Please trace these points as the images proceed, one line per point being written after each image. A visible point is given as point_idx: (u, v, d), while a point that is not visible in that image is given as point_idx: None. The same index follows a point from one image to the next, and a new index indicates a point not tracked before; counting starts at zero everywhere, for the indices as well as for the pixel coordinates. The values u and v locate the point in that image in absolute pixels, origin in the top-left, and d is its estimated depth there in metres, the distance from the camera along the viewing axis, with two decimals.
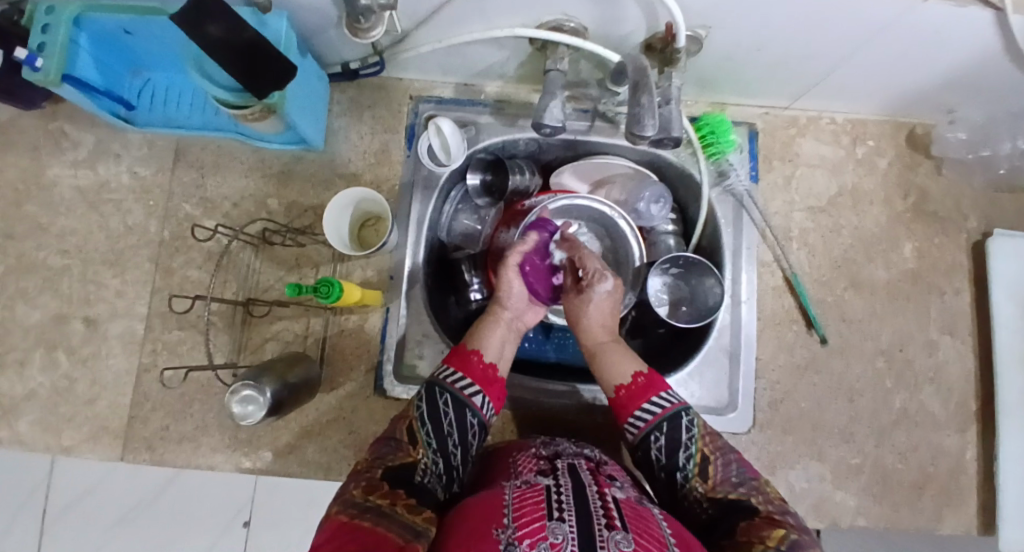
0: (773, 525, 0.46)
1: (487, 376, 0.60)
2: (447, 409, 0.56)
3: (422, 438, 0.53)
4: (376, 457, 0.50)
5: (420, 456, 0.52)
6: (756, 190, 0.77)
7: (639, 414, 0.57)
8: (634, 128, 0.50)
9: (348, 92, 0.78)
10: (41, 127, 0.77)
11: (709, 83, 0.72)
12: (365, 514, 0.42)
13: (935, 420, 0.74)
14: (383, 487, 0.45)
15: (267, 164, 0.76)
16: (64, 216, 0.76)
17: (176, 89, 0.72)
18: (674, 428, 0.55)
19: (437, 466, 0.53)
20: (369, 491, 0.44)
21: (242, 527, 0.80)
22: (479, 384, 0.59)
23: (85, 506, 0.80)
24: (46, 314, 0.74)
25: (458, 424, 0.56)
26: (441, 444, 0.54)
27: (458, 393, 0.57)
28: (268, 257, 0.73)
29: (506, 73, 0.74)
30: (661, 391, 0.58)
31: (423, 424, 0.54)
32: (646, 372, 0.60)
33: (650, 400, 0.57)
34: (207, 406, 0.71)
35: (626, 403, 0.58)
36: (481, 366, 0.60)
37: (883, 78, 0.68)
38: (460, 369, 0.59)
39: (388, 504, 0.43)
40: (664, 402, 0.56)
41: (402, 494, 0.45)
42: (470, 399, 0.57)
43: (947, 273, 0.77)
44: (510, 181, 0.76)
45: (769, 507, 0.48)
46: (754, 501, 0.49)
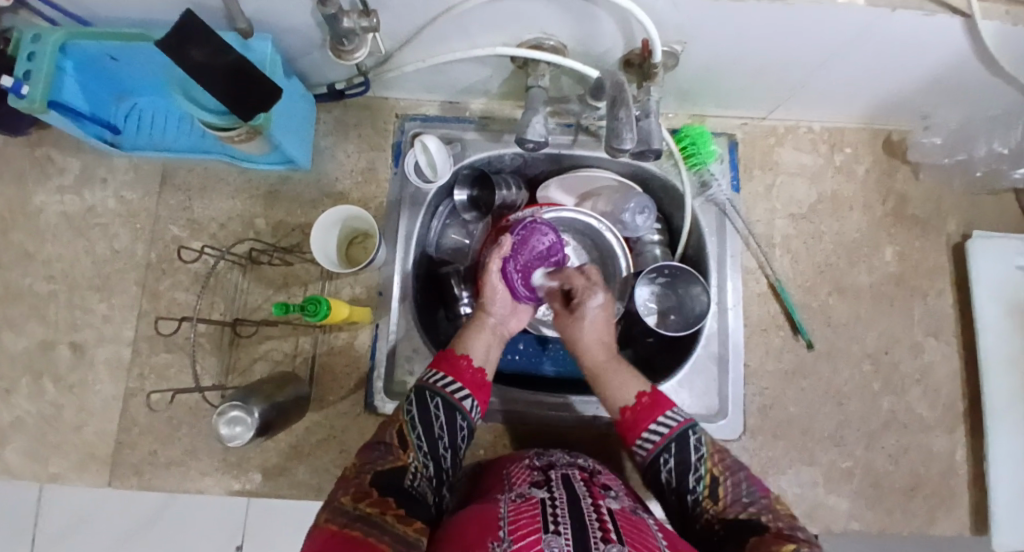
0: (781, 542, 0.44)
1: (477, 380, 0.61)
2: (438, 412, 0.56)
3: (413, 442, 0.53)
4: (365, 462, 0.50)
5: (410, 460, 0.52)
6: (738, 198, 0.78)
7: (649, 433, 0.57)
8: (613, 141, 0.51)
9: (334, 112, 0.79)
10: (28, 154, 0.77)
11: (689, 96, 0.74)
12: (357, 524, 0.41)
13: (924, 422, 0.75)
14: (373, 495, 0.45)
15: (254, 184, 0.76)
16: (51, 241, 0.76)
17: (163, 113, 0.73)
18: (682, 448, 0.55)
19: (427, 469, 0.53)
20: (358, 499, 0.44)
21: (235, 551, 0.78)
22: (469, 388, 0.60)
23: (73, 535, 0.78)
24: (32, 340, 0.73)
25: (449, 426, 0.56)
26: (432, 447, 0.54)
27: (448, 395, 0.58)
28: (256, 277, 0.73)
29: (490, 90, 0.75)
30: (667, 410, 0.58)
31: (414, 428, 0.54)
32: (650, 391, 0.60)
33: (658, 419, 0.57)
34: (195, 429, 0.70)
35: (633, 425, 0.58)
36: (471, 370, 0.61)
37: (858, 85, 0.69)
38: (449, 373, 0.60)
39: (379, 514, 0.43)
40: (671, 422, 0.57)
41: (393, 503, 0.45)
42: (460, 402, 0.58)
43: (928, 276, 0.79)
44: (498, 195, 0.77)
45: (778, 524, 0.47)
46: (763, 519, 0.48)
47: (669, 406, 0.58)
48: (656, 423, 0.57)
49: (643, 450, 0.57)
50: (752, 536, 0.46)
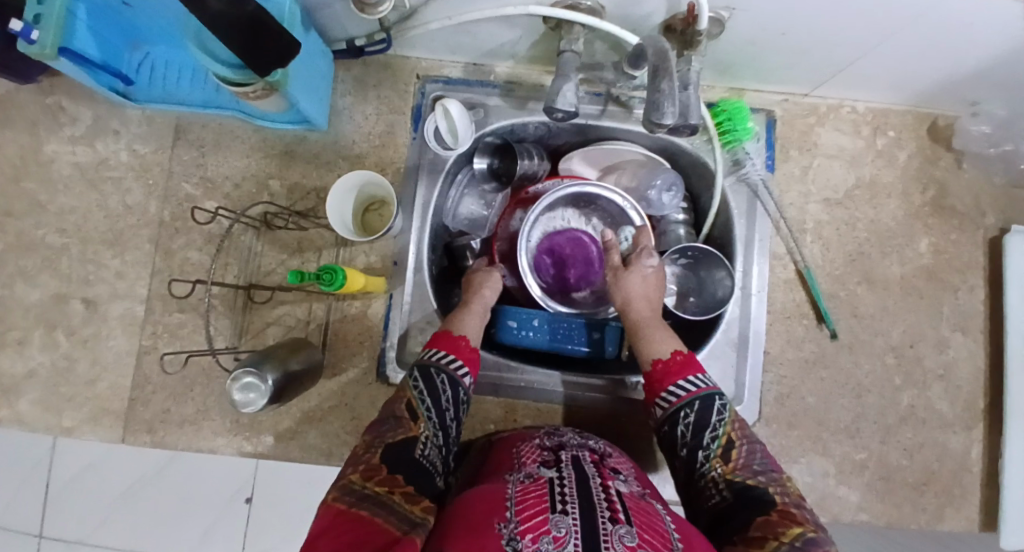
0: (790, 520, 0.45)
1: (472, 354, 0.61)
2: (445, 387, 0.56)
3: (423, 413, 0.53)
4: (376, 435, 0.50)
5: (422, 430, 0.52)
6: (771, 180, 0.75)
7: (673, 389, 0.56)
8: (653, 115, 0.48)
9: (353, 70, 0.76)
10: (38, 101, 0.75)
11: (728, 68, 0.70)
12: (362, 503, 0.40)
13: (943, 419, 0.73)
14: (381, 472, 0.45)
15: (269, 143, 0.74)
16: (63, 193, 0.74)
17: (177, 64, 0.70)
18: (705, 408, 0.54)
19: (437, 438, 0.53)
20: (367, 477, 0.44)
21: (243, 503, 0.80)
22: (468, 364, 0.60)
23: (85, 482, 0.79)
24: (45, 292, 0.73)
25: (454, 399, 0.57)
26: (440, 419, 0.55)
27: (452, 371, 0.58)
28: (271, 241, 0.71)
29: (518, 53, 0.71)
30: (696, 373, 0.57)
31: (423, 399, 0.54)
32: (685, 351, 0.59)
33: (686, 378, 0.57)
34: (208, 389, 0.70)
35: (661, 378, 0.58)
36: (469, 348, 0.61)
37: (910, 66, 0.65)
38: (450, 351, 0.59)
39: (386, 493, 0.42)
40: (693, 385, 0.56)
41: (401, 482, 0.44)
42: (462, 378, 0.58)
43: (961, 270, 0.76)
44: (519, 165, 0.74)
45: (785, 499, 0.48)
46: (771, 491, 0.48)
47: (697, 371, 0.57)
48: (683, 381, 0.56)
49: (663, 404, 0.57)
50: (761, 515, 0.46)
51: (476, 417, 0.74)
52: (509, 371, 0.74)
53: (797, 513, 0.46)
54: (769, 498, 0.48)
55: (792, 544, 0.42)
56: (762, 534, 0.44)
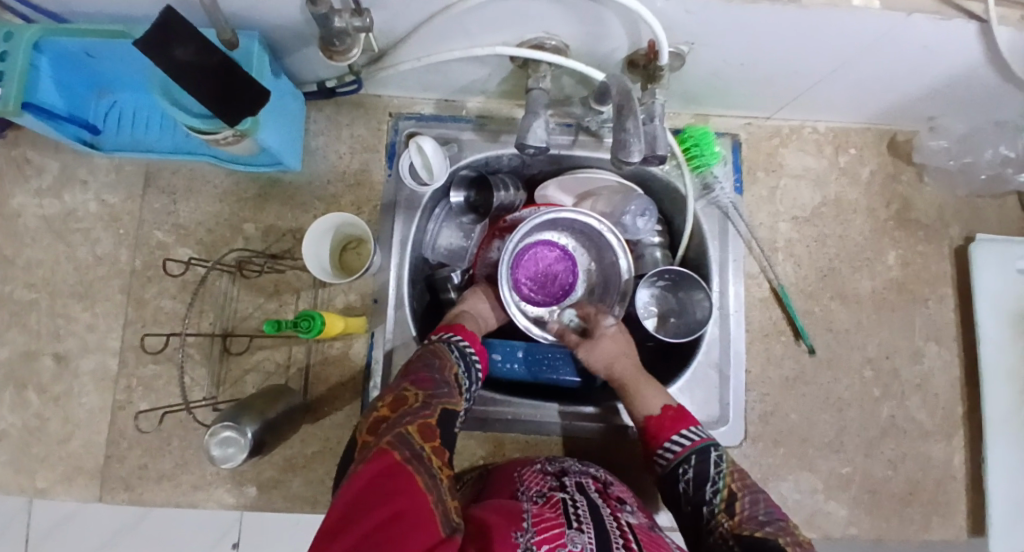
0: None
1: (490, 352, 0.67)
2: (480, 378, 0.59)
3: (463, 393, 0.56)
4: (431, 395, 0.51)
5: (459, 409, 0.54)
6: (741, 201, 0.77)
7: (670, 444, 0.58)
8: (620, 153, 0.48)
9: (325, 110, 0.76)
10: (2, 154, 0.73)
11: (693, 97, 0.71)
12: (421, 467, 0.41)
13: (923, 429, 0.75)
14: (433, 442, 0.46)
15: (242, 187, 0.73)
16: (29, 247, 0.72)
17: (145, 111, 0.70)
18: (703, 461, 0.56)
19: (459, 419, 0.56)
20: (425, 439, 0.45)
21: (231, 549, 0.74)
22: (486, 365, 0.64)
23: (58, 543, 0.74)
24: (13, 350, 0.71)
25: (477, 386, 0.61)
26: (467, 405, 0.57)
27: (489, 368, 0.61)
28: (246, 285, 0.70)
29: (488, 89, 0.72)
30: (691, 425, 0.59)
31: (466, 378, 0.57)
32: (676, 405, 0.61)
33: (681, 432, 0.58)
34: (186, 442, 0.68)
35: (657, 433, 0.59)
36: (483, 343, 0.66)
37: (866, 88, 0.67)
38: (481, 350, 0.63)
39: (436, 466, 0.43)
40: (691, 438, 0.58)
41: (444, 460, 0.45)
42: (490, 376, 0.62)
43: (930, 281, 0.78)
44: (496, 197, 0.74)
45: (795, 550, 0.47)
46: (783, 543, 0.47)
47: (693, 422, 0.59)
48: (679, 435, 0.58)
49: (665, 459, 0.58)
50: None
51: (463, 454, 0.72)
52: (496, 404, 0.73)
53: None
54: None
55: None
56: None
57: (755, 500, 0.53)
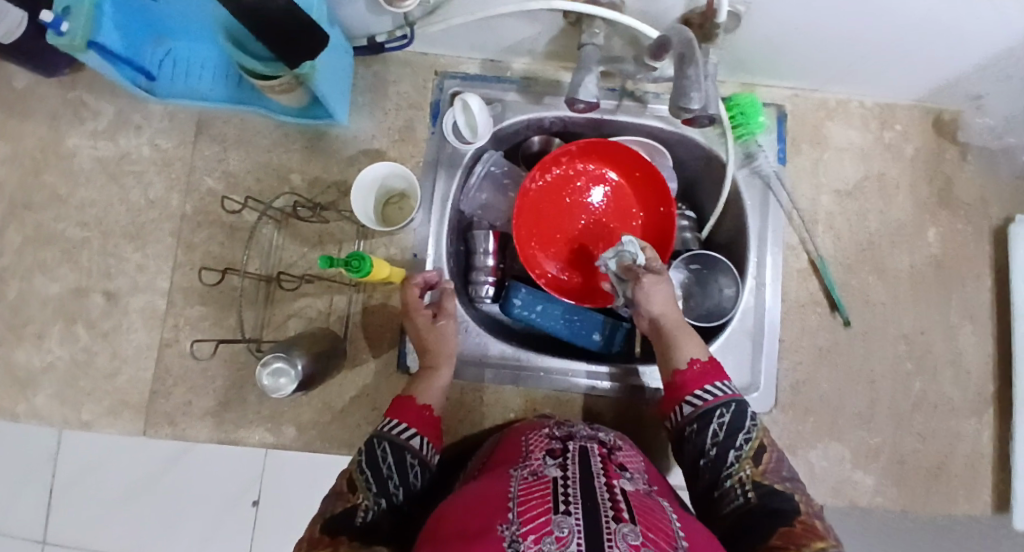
0: (814, 532, 0.46)
1: (424, 417, 0.59)
2: (387, 454, 0.54)
3: (362, 484, 0.51)
4: (317, 514, 0.50)
5: (361, 500, 0.50)
6: (784, 172, 0.76)
7: (700, 393, 0.59)
8: (679, 100, 0.48)
9: (372, 67, 0.77)
10: (60, 97, 0.76)
11: (741, 64, 0.71)
12: None
13: (953, 405, 0.75)
14: (323, 541, 0.45)
15: (290, 138, 0.75)
16: (83, 187, 0.75)
17: (199, 60, 0.72)
18: (740, 411, 0.57)
19: (381, 506, 0.51)
20: None
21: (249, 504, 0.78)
22: (417, 428, 0.58)
23: (92, 484, 0.78)
24: (65, 286, 0.73)
25: (398, 466, 0.53)
26: (384, 488, 0.51)
27: (397, 438, 0.55)
28: (291, 234, 0.72)
29: (535, 50, 0.73)
30: (718, 381, 0.60)
31: (361, 471, 0.52)
32: (703, 360, 0.62)
33: (713, 384, 0.60)
34: (230, 381, 0.70)
35: (688, 383, 0.61)
36: (419, 411, 0.59)
37: (916, 62, 0.67)
38: (398, 417, 0.58)
39: None
40: (718, 391, 0.59)
41: (343, 542, 0.45)
42: (409, 442, 0.56)
43: (968, 261, 0.77)
44: (531, 143, 0.81)
45: (809, 509, 0.50)
46: (797, 501, 0.50)
47: (723, 378, 0.60)
48: (710, 386, 0.59)
49: (692, 404, 0.59)
50: (783, 525, 0.48)
51: (496, 407, 0.74)
52: (528, 361, 0.75)
53: (821, 525, 0.48)
54: (792, 508, 0.50)
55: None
56: (783, 544, 0.46)
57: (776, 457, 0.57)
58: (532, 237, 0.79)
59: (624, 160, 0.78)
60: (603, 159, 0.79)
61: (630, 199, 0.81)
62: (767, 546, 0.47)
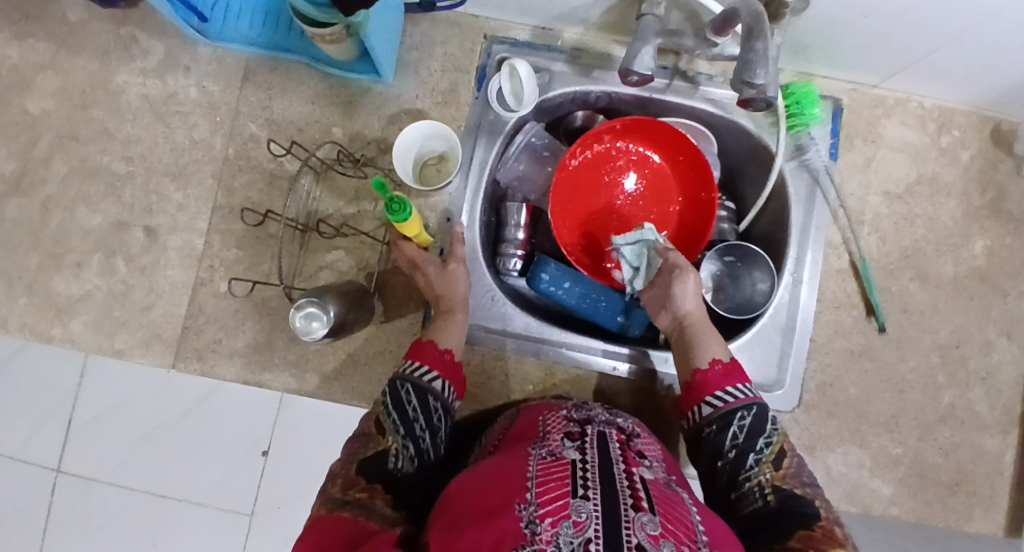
0: (834, 539, 0.47)
1: (445, 361, 0.61)
2: (410, 396, 0.56)
3: (390, 427, 0.54)
4: (350, 455, 0.52)
5: (390, 443, 0.52)
6: (834, 168, 0.74)
7: (719, 395, 0.59)
8: (743, 74, 0.47)
9: (421, 25, 0.76)
10: (114, 31, 0.76)
11: (802, 51, 0.68)
12: (346, 509, 0.44)
13: (983, 422, 0.73)
14: (360, 482, 0.48)
15: (335, 91, 0.74)
16: (130, 123, 0.76)
17: (252, 5, 0.72)
18: (761, 415, 0.57)
19: (408, 449, 0.53)
20: (347, 488, 0.47)
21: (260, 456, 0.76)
22: (439, 371, 0.60)
23: (113, 424, 0.77)
24: (106, 219, 0.75)
25: (422, 407, 0.56)
26: (409, 429, 0.54)
27: (419, 381, 0.57)
28: (329, 187, 0.72)
29: (589, 19, 0.71)
30: (739, 383, 0.60)
31: (388, 414, 0.54)
32: (725, 360, 0.61)
33: (732, 386, 0.60)
34: (258, 326, 0.71)
35: (707, 384, 0.60)
36: (437, 353, 0.60)
37: (989, 63, 0.64)
38: (419, 360, 0.60)
39: (365, 498, 0.46)
40: (739, 394, 0.59)
41: (378, 490, 0.47)
42: (431, 384, 0.58)
43: (1016, 276, 0.75)
44: (574, 117, 0.79)
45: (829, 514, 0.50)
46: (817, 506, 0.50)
47: (744, 380, 0.60)
48: (730, 388, 0.59)
49: (711, 406, 0.59)
50: (802, 528, 0.48)
51: (515, 377, 0.75)
52: (550, 335, 0.75)
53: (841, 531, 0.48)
54: (812, 512, 0.50)
55: None
56: (800, 546, 0.46)
57: (797, 463, 0.57)
58: (565, 213, 0.78)
59: (668, 143, 0.76)
60: (647, 139, 0.77)
61: (669, 182, 0.80)
62: (782, 547, 0.47)
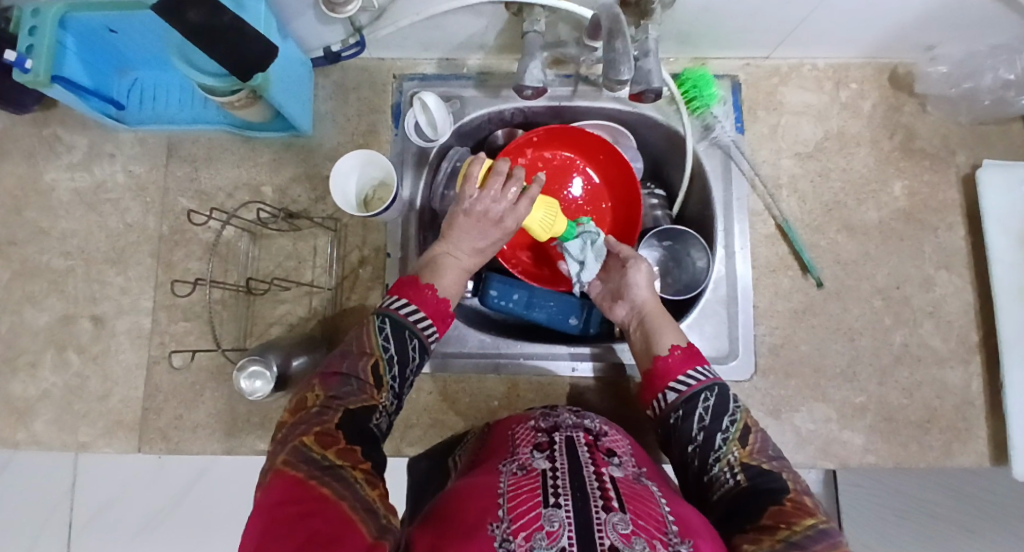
0: (804, 510, 0.46)
1: (443, 313, 0.61)
2: (413, 352, 0.56)
3: (387, 382, 0.53)
4: (336, 397, 0.49)
5: (382, 399, 0.52)
6: (743, 140, 0.77)
7: (681, 380, 0.60)
8: (611, 74, 0.49)
9: (331, 76, 0.79)
10: (35, 133, 0.78)
11: (688, 38, 0.72)
12: (323, 474, 0.39)
13: (937, 355, 0.75)
14: (340, 442, 0.44)
15: (258, 152, 0.77)
16: (64, 219, 0.77)
17: (165, 86, 0.75)
18: (723, 395, 0.58)
19: (392, 406, 0.54)
20: (326, 445, 0.42)
21: None
22: (434, 319, 0.60)
23: (99, 528, 0.74)
24: (53, 315, 0.75)
25: (417, 367, 0.57)
26: (401, 386, 0.55)
27: (422, 337, 0.58)
28: (266, 245, 0.74)
29: (486, 44, 0.74)
30: (699, 365, 0.61)
31: (391, 368, 0.54)
32: (683, 346, 0.63)
33: (692, 369, 0.61)
34: (218, 392, 0.72)
35: (669, 370, 0.62)
36: (437, 303, 0.60)
37: (859, 18, 0.67)
38: (414, 302, 0.58)
39: (347, 468, 0.41)
40: (700, 376, 0.60)
41: (358, 456, 0.43)
42: (429, 342, 0.59)
43: (938, 210, 0.77)
44: (495, 136, 0.82)
45: (796, 485, 0.49)
46: (785, 479, 0.50)
47: (703, 362, 0.62)
48: (692, 371, 0.60)
49: (676, 391, 0.60)
50: (774, 504, 0.46)
51: (479, 396, 0.76)
52: (508, 348, 0.76)
53: (810, 503, 0.47)
54: (782, 487, 0.49)
55: (804, 533, 0.43)
56: (773, 522, 0.44)
57: (762, 438, 0.56)
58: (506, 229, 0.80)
59: (588, 145, 0.79)
60: (568, 144, 0.80)
61: (596, 182, 0.82)
62: (756, 526, 0.45)
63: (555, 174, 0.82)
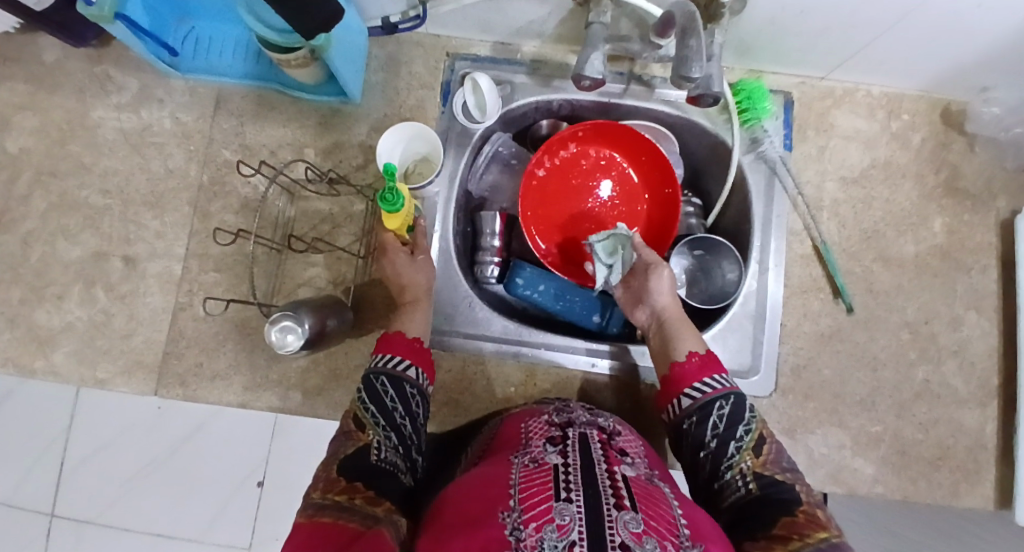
0: (815, 523, 0.46)
1: (415, 348, 0.60)
2: (386, 388, 0.55)
3: (369, 421, 0.51)
4: (330, 456, 0.49)
5: (371, 436, 0.50)
6: (789, 158, 0.77)
7: (697, 386, 0.58)
8: (681, 71, 0.49)
9: (387, 47, 0.79)
10: (88, 70, 0.79)
11: (747, 49, 0.72)
12: (325, 511, 0.41)
13: (957, 395, 0.74)
14: (341, 483, 0.44)
15: (305, 114, 0.77)
16: (107, 157, 0.78)
17: (220, 38, 0.75)
18: (739, 403, 0.56)
19: (391, 440, 0.51)
20: (327, 490, 0.43)
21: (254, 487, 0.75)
22: (412, 358, 0.59)
23: (96, 465, 0.76)
24: (85, 251, 0.76)
25: (400, 397, 0.55)
26: (390, 421, 0.53)
27: (393, 370, 0.56)
28: (303, 206, 0.74)
29: (544, 32, 0.74)
30: (716, 374, 0.59)
31: (367, 408, 0.52)
32: (701, 353, 0.61)
33: (708, 377, 0.59)
34: (241, 345, 0.72)
35: (684, 376, 0.60)
36: (405, 340, 0.59)
37: (922, 51, 0.67)
38: (387, 352, 0.58)
39: (346, 499, 0.42)
40: (716, 384, 0.58)
41: (361, 487, 0.44)
42: (405, 373, 0.57)
43: (975, 251, 0.77)
44: (541, 125, 0.82)
45: (809, 497, 0.49)
46: (797, 489, 0.50)
47: (721, 370, 0.60)
48: (707, 379, 0.58)
49: (690, 397, 0.58)
50: (786, 516, 0.47)
51: (496, 381, 0.75)
52: (529, 336, 0.76)
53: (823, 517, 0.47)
54: (793, 498, 0.49)
55: (816, 545, 0.43)
56: (785, 533, 0.45)
57: (777, 447, 0.56)
58: (540, 219, 0.80)
59: (632, 145, 0.79)
60: (613, 140, 0.79)
61: (635, 183, 0.82)
62: (769, 536, 0.46)
63: (595, 170, 0.82)
